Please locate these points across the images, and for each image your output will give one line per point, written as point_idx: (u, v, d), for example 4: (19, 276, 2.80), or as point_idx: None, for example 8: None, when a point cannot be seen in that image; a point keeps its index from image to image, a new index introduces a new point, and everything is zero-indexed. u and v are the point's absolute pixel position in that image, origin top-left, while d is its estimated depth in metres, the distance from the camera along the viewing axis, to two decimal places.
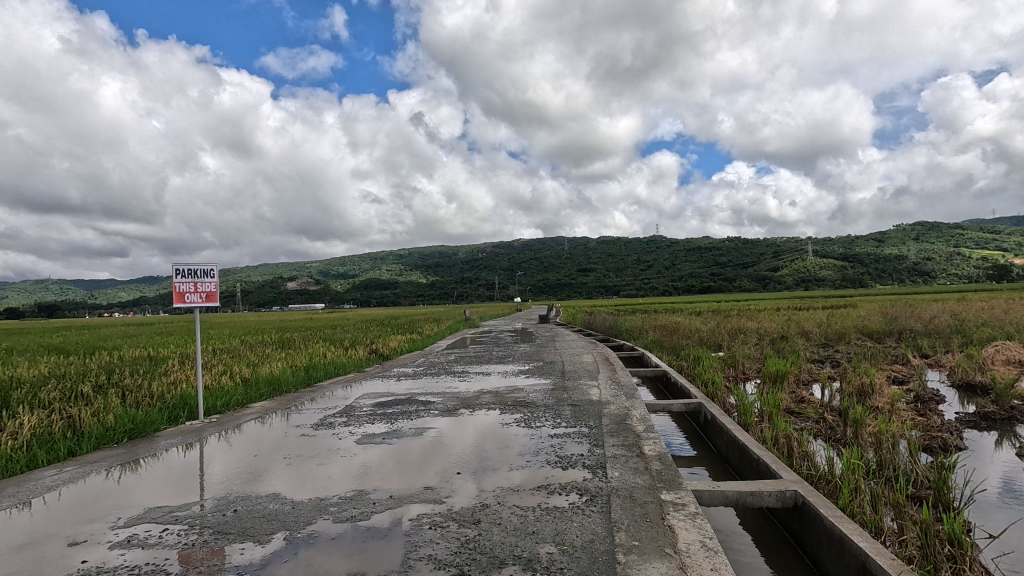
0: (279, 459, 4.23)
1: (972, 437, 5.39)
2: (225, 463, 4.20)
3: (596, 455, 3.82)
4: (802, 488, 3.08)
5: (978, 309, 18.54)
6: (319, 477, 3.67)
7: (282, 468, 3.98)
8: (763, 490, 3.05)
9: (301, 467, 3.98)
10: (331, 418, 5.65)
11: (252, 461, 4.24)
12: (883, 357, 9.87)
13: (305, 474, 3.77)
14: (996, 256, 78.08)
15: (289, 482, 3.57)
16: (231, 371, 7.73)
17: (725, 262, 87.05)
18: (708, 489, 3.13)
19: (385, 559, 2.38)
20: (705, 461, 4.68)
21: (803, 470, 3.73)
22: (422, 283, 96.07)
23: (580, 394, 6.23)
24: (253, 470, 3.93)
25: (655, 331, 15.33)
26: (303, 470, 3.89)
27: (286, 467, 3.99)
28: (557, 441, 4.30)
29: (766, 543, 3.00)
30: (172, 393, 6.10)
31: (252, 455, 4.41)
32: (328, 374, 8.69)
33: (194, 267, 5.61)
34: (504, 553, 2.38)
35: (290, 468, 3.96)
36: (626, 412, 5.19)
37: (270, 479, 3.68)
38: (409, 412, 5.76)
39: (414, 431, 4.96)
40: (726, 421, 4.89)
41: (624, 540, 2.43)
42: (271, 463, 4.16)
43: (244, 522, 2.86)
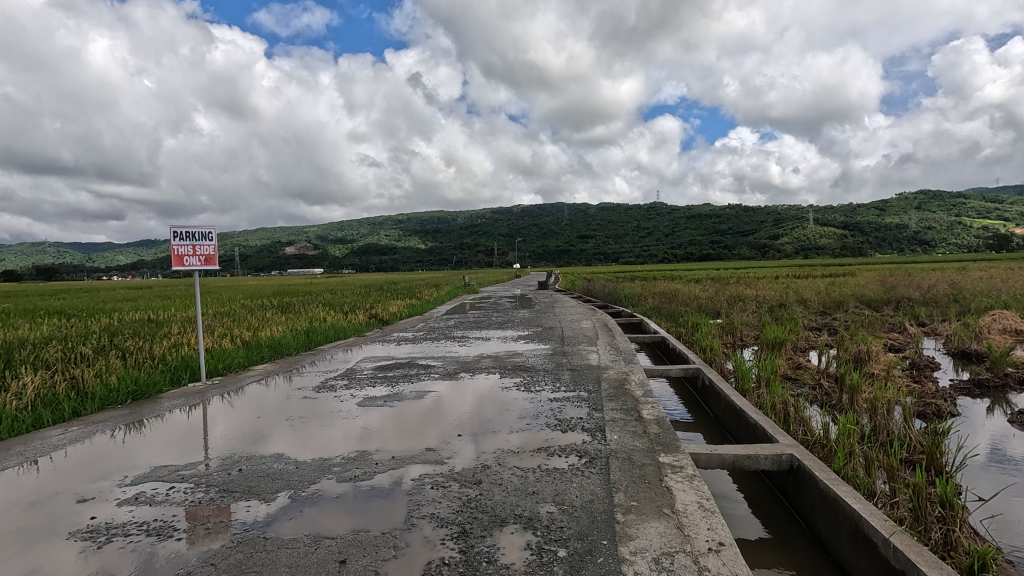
0: (282, 421, 4.29)
1: (965, 403, 5.48)
2: (230, 424, 4.26)
3: (595, 419, 3.86)
4: (798, 452, 3.12)
5: (977, 278, 18.54)
6: (323, 439, 3.73)
7: (284, 430, 4.03)
8: (760, 453, 3.10)
9: (304, 429, 4.04)
10: (333, 381, 5.71)
11: (256, 422, 4.29)
12: (881, 325, 9.94)
13: (307, 436, 3.82)
14: (996, 225, 77.81)
15: (292, 444, 3.62)
16: (232, 334, 7.78)
17: (726, 229, 86.64)
18: (705, 453, 3.18)
19: (389, 517, 2.42)
20: (701, 426, 4.76)
21: (799, 434, 3.80)
22: (420, 249, 95.82)
23: (579, 359, 6.30)
24: (256, 432, 3.98)
25: (654, 298, 15.36)
26: (306, 432, 3.94)
27: (288, 429, 4.05)
28: (556, 405, 4.35)
29: (761, 506, 3.07)
30: (173, 355, 6.13)
31: (255, 417, 4.47)
32: (329, 337, 8.76)
33: (193, 229, 5.56)
34: (505, 512, 2.43)
35: (292, 430, 4.02)
36: (625, 377, 5.25)
37: (274, 440, 3.74)
38: (409, 376, 5.81)
39: (414, 394, 5.01)
40: (723, 386, 4.95)
41: (622, 500, 2.48)
42: (274, 424, 4.21)
43: (249, 481, 2.91)
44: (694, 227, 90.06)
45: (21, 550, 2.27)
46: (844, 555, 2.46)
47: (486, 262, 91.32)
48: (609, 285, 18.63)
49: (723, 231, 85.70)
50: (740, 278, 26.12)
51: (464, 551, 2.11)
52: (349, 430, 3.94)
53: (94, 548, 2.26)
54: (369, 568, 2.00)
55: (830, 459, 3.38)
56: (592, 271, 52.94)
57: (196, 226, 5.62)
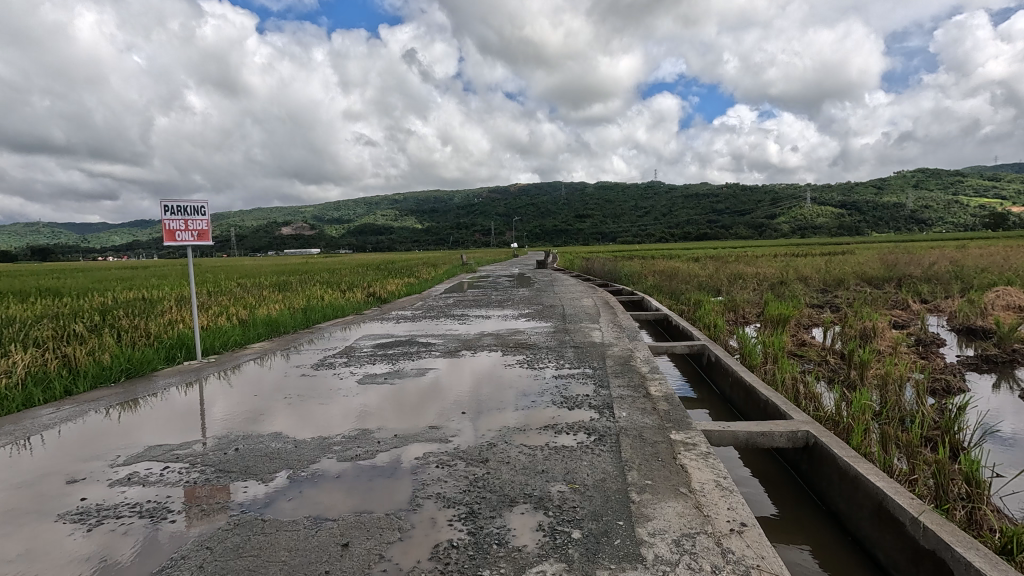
0: (280, 399, 4.19)
1: (973, 379, 5.41)
2: (229, 403, 4.15)
3: (602, 395, 3.77)
4: (813, 428, 3.02)
5: (977, 255, 18.42)
6: (322, 418, 3.63)
7: (283, 408, 3.94)
8: (774, 430, 3.01)
9: (303, 407, 3.93)
10: (332, 359, 5.60)
11: (254, 400, 4.19)
12: (884, 303, 9.87)
13: (306, 414, 3.73)
14: (994, 203, 77.65)
15: (292, 422, 3.54)
16: (228, 312, 7.64)
17: (723, 208, 86.21)
18: (718, 429, 3.08)
19: (392, 497, 2.32)
20: (707, 402, 4.70)
21: (810, 411, 3.75)
22: (417, 229, 95.18)
23: (582, 337, 6.18)
24: (253, 411, 3.89)
25: (655, 276, 15.21)
26: (305, 410, 3.85)
27: (287, 407, 3.95)
28: (560, 382, 4.24)
29: (777, 484, 3.00)
30: (168, 333, 5.99)
31: (253, 395, 4.36)
32: (326, 315, 8.64)
33: (183, 204, 5.36)
34: (514, 492, 2.32)
35: (291, 408, 3.92)
36: (630, 353, 5.15)
37: (272, 419, 3.64)
38: (410, 353, 5.71)
39: (415, 371, 4.91)
40: (729, 361, 4.86)
41: (636, 479, 2.38)
42: (273, 402, 4.13)
43: (246, 461, 2.81)
44: (691, 206, 89.61)
45: (6, 532, 2.16)
46: (865, 533, 2.38)
47: (483, 242, 90.89)
48: (608, 263, 18.47)
49: (721, 210, 85.31)
50: (738, 256, 25.95)
51: (473, 533, 2.00)
52: (348, 408, 3.85)
53: (84, 531, 2.15)
54: (374, 552, 1.89)
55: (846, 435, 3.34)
56: (590, 250, 52.75)
57: (187, 201, 5.42)
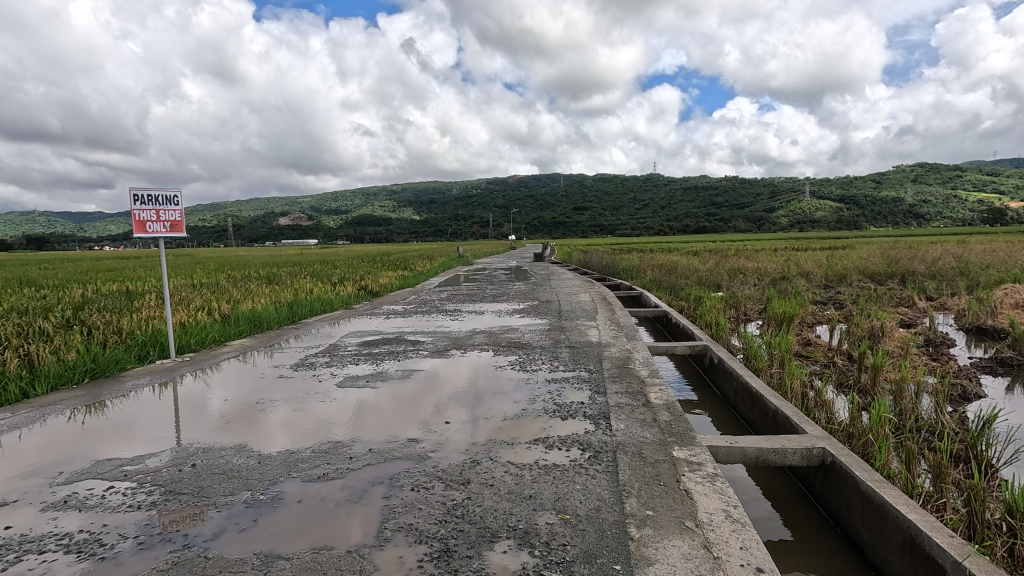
0: (252, 404, 3.89)
1: (989, 383, 5.14)
2: (196, 408, 3.85)
3: (598, 404, 3.47)
4: (830, 445, 2.74)
5: (979, 251, 18.15)
6: (293, 427, 3.32)
7: (254, 415, 3.63)
8: (786, 447, 2.73)
9: (275, 413, 3.64)
10: (313, 358, 5.29)
11: (224, 405, 3.89)
12: (889, 300, 9.58)
13: (276, 423, 3.42)
14: (993, 198, 77.44)
15: (259, 432, 3.24)
16: (209, 306, 7.33)
17: (723, 201, 85.83)
18: (725, 445, 2.80)
19: (358, 529, 2.04)
20: (711, 408, 4.42)
21: (823, 422, 3.47)
22: (414, 221, 94.60)
23: (578, 336, 5.89)
24: (220, 418, 3.59)
25: (653, 271, 14.91)
26: (276, 418, 3.54)
27: (258, 414, 3.65)
28: (554, 387, 3.94)
29: (790, 506, 2.72)
30: (142, 329, 5.68)
31: (224, 399, 4.06)
32: (314, 310, 8.33)
33: (156, 193, 5.05)
34: (496, 523, 2.04)
35: (262, 415, 3.62)
36: (628, 355, 4.86)
37: (238, 428, 3.34)
38: (396, 352, 5.41)
39: (400, 372, 4.61)
40: (734, 364, 4.56)
41: (635, 509, 2.10)
42: (244, 407, 3.82)
43: (201, 480, 2.51)
44: (690, 199, 89.20)
45: None
46: (892, 571, 2.10)
47: (482, 234, 90.50)
48: (606, 258, 18.16)
49: (720, 204, 84.94)
50: (737, 250, 25.65)
51: None
52: (323, 416, 3.55)
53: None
54: None
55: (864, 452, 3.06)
56: (589, 243, 52.43)
57: (159, 190, 5.11)
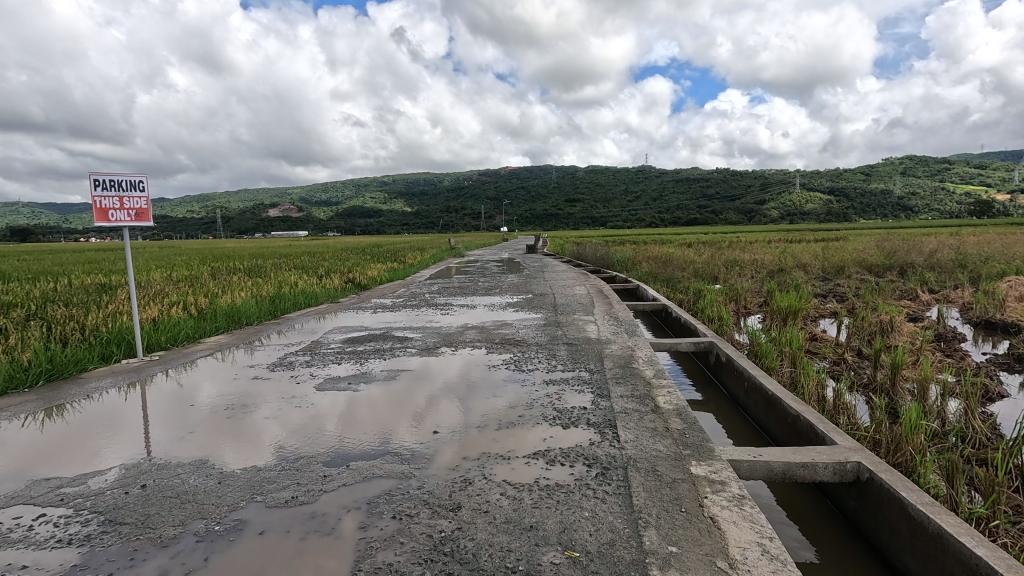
0: (219, 411, 3.49)
1: (1009, 381, 4.87)
2: (157, 417, 3.46)
3: (602, 410, 3.14)
4: (866, 459, 2.44)
5: (974, 243, 18.00)
6: (260, 439, 2.94)
7: (219, 424, 3.24)
8: (817, 462, 2.43)
9: (245, 421, 3.25)
10: (292, 357, 4.91)
11: (189, 413, 3.49)
12: (891, 293, 9.34)
13: (242, 433, 3.03)
14: (981, 191, 78.01)
15: (222, 445, 2.86)
16: (185, 301, 6.92)
17: (714, 193, 85.83)
18: (748, 459, 2.49)
19: (327, 571, 1.70)
20: (720, 411, 4.10)
21: (848, 428, 3.17)
22: (405, 212, 93.73)
23: (576, 332, 5.56)
24: (180, 428, 3.19)
25: (649, 263, 14.62)
26: (242, 428, 3.15)
27: (223, 423, 3.25)
28: (552, 391, 3.59)
29: (822, 528, 2.41)
30: (108, 326, 5.28)
31: (190, 405, 3.67)
32: (297, 304, 7.94)
33: (118, 178, 4.65)
34: (492, 564, 1.71)
35: (228, 424, 3.23)
36: (630, 353, 4.55)
37: (196, 441, 2.94)
38: (382, 351, 5.04)
39: (385, 373, 4.25)
40: (744, 362, 4.25)
41: (656, 545, 1.78)
42: (210, 415, 3.42)
43: (149, 506, 2.17)
44: (682, 191, 89.08)
45: None
46: None
47: (473, 225, 89.91)
48: (600, 249, 17.84)
49: (711, 196, 84.92)
50: (730, 242, 25.42)
51: None
52: (297, 423, 3.17)
53: None
54: None
55: (901, 465, 2.75)
56: (582, 235, 52.19)
57: (122, 175, 4.71)
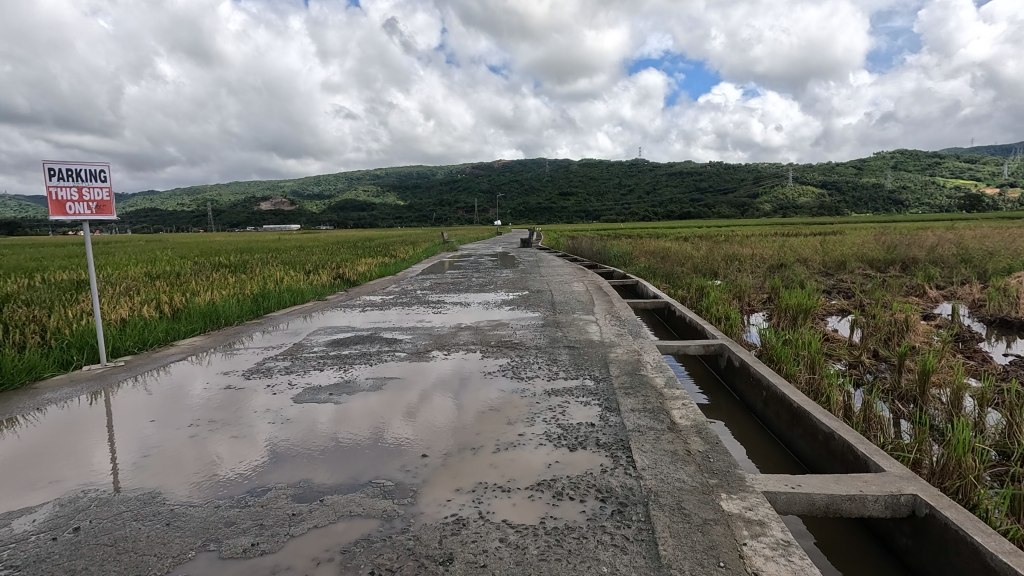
0: (180, 431, 3.04)
1: None
2: (107, 438, 2.99)
3: (612, 428, 2.79)
4: (922, 490, 2.11)
5: (973, 238, 17.76)
6: (221, 468, 2.51)
7: (177, 446, 2.81)
8: (866, 495, 2.09)
9: (206, 443, 2.84)
10: (271, 363, 4.51)
11: (145, 433, 3.03)
12: (899, 289, 9.03)
13: (201, 462, 2.58)
14: (971, 185, 78.40)
15: (174, 479, 2.41)
16: (159, 300, 6.50)
17: (708, 187, 85.64)
18: (785, 490, 2.15)
19: None
20: (736, 423, 3.76)
21: (892, 451, 2.85)
22: (397, 206, 92.94)
23: (577, 334, 5.20)
24: (129, 454, 2.73)
25: (646, 258, 14.27)
26: (202, 453, 2.70)
27: (180, 446, 2.80)
28: (555, 403, 3.23)
29: (871, 571, 2.10)
30: (70, 329, 4.87)
31: (147, 424, 3.20)
32: (281, 303, 7.53)
33: (77, 167, 4.23)
34: None
35: (187, 447, 2.80)
36: (638, 358, 4.20)
37: (142, 473, 2.48)
38: (369, 355, 4.65)
39: (370, 381, 3.87)
40: (761, 369, 3.90)
41: None
42: (168, 436, 2.96)
43: (78, 559, 1.80)
44: (676, 185, 88.86)
45: None
46: None
47: (466, 218, 89.26)
48: (597, 243, 17.48)
49: (705, 189, 84.73)
50: (726, 236, 25.10)
51: None
52: (268, 446, 2.76)
53: None
54: None
55: (958, 495, 2.43)
56: (576, 229, 51.81)
57: (81, 164, 4.29)
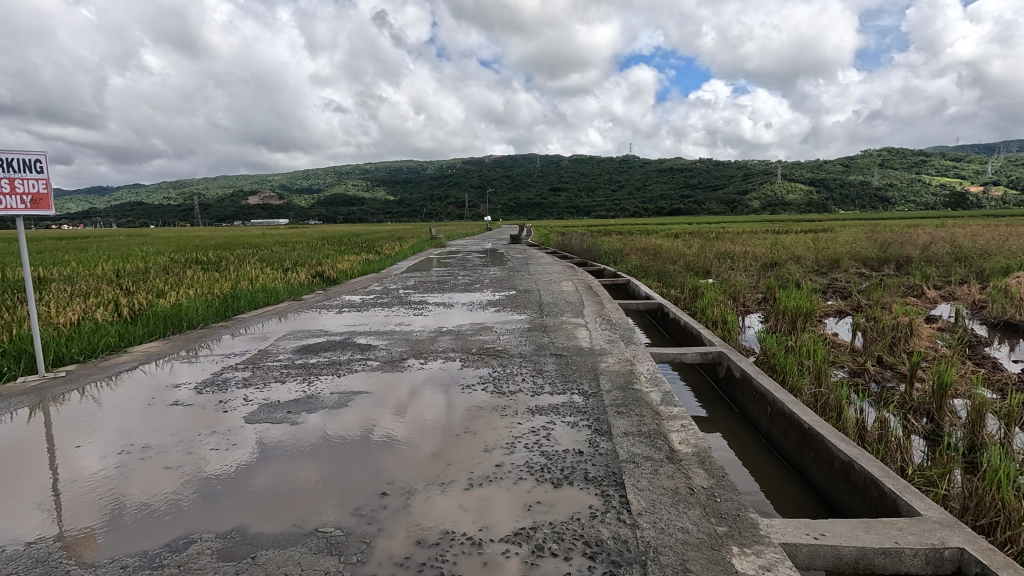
0: (101, 463, 2.62)
1: None
2: (19, 471, 2.58)
3: (602, 457, 2.44)
4: (970, 542, 1.78)
5: (964, 235, 17.67)
6: (136, 515, 2.11)
7: (99, 482, 2.42)
8: (904, 548, 1.76)
9: (133, 477, 2.45)
10: (228, 374, 4.10)
11: (64, 464, 2.64)
12: (896, 289, 8.77)
13: (119, 503, 2.21)
14: (956, 183, 79.15)
15: (78, 531, 2.02)
16: (118, 302, 6.05)
17: (698, 183, 85.64)
18: (807, 541, 1.81)
19: None
20: (738, 443, 3.42)
21: (920, 485, 2.52)
22: (385, 201, 92.00)
23: (565, 339, 4.85)
24: (33, 496, 2.32)
25: (638, 255, 13.95)
26: (121, 492, 2.31)
27: (99, 482, 2.41)
28: (538, 425, 2.87)
29: None
30: (9, 336, 4.43)
31: (71, 452, 2.80)
32: (253, 303, 7.10)
33: (10, 156, 3.80)
34: None
35: (110, 482, 2.41)
36: (631, 369, 3.85)
37: (38, 525, 2.09)
38: (338, 365, 4.26)
39: (334, 397, 3.49)
40: (764, 382, 3.57)
41: None
42: (87, 470, 2.56)
43: None
44: (667, 181, 88.77)
45: None
46: None
47: (456, 214, 88.59)
48: (587, 240, 17.15)
49: (695, 185, 84.80)
50: (717, 233, 24.87)
51: None
52: (198, 483, 2.36)
53: None
54: None
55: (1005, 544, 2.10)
56: (566, 225, 51.48)
57: (15, 153, 3.86)
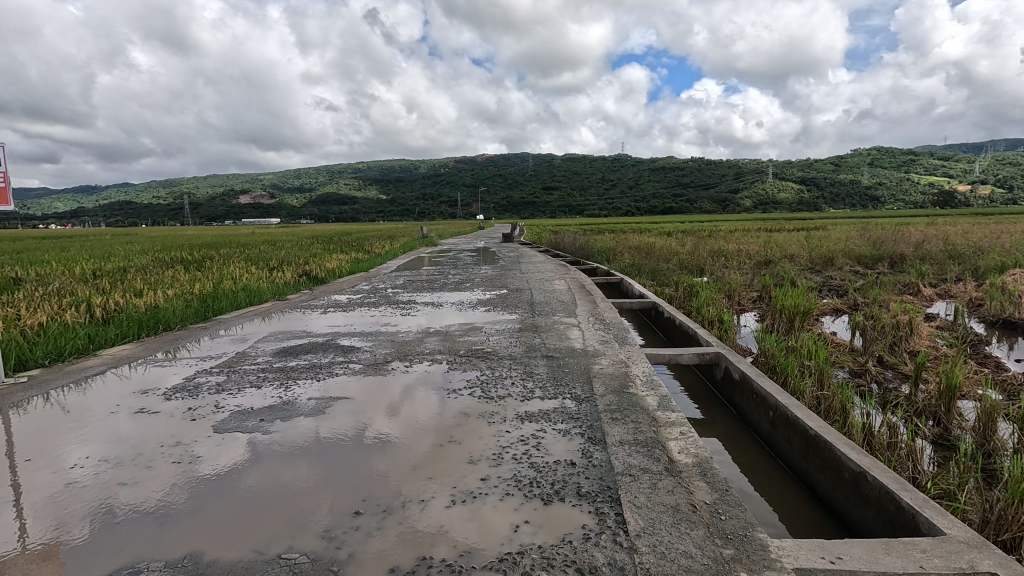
0: (50, 479, 2.39)
1: None
2: None
3: (596, 470, 2.26)
4: (1000, 565, 1.62)
5: (956, 233, 17.65)
6: (82, 538, 1.91)
7: (47, 499, 2.20)
8: (929, 573, 1.59)
9: (84, 494, 2.23)
10: (202, 378, 3.88)
11: (12, 478, 2.42)
12: (892, 287, 8.65)
13: (63, 526, 1.99)
14: (945, 181, 79.80)
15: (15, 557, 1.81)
16: (91, 302, 5.80)
17: (690, 182, 85.77)
18: (822, 566, 1.64)
19: None
20: (737, 449, 3.26)
21: (936, 497, 2.36)
22: (377, 199, 91.45)
23: (556, 340, 4.67)
24: None
25: (631, 253, 13.78)
26: (69, 511, 2.10)
27: (46, 500, 2.19)
28: (527, 433, 2.68)
29: None
30: None
31: (22, 464, 2.57)
32: (235, 303, 6.86)
33: None
34: None
35: (59, 499, 2.20)
36: (626, 371, 3.67)
37: None
38: (318, 368, 4.05)
39: (311, 403, 3.28)
40: (765, 384, 3.41)
41: None
42: (37, 484, 2.35)
43: None
44: (659, 180, 88.85)
45: None
46: None
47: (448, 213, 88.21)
48: (580, 238, 16.98)
49: (687, 184, 84.92)
50: (711, 231, 24.80)
51: None
52: (157, 500, 2.16)
53: None
54: None
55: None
56: (558, 224, 51.32)
57: None
